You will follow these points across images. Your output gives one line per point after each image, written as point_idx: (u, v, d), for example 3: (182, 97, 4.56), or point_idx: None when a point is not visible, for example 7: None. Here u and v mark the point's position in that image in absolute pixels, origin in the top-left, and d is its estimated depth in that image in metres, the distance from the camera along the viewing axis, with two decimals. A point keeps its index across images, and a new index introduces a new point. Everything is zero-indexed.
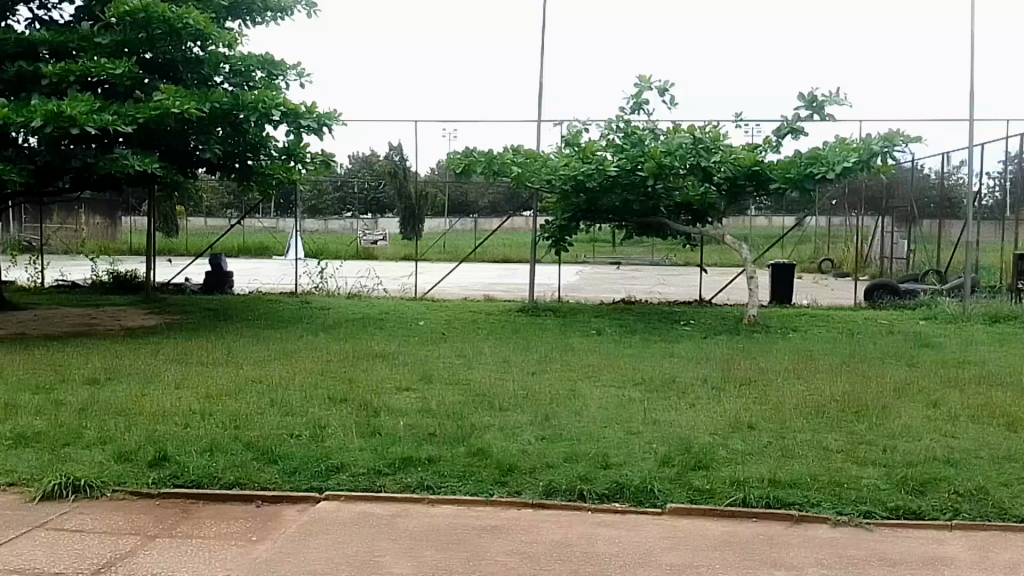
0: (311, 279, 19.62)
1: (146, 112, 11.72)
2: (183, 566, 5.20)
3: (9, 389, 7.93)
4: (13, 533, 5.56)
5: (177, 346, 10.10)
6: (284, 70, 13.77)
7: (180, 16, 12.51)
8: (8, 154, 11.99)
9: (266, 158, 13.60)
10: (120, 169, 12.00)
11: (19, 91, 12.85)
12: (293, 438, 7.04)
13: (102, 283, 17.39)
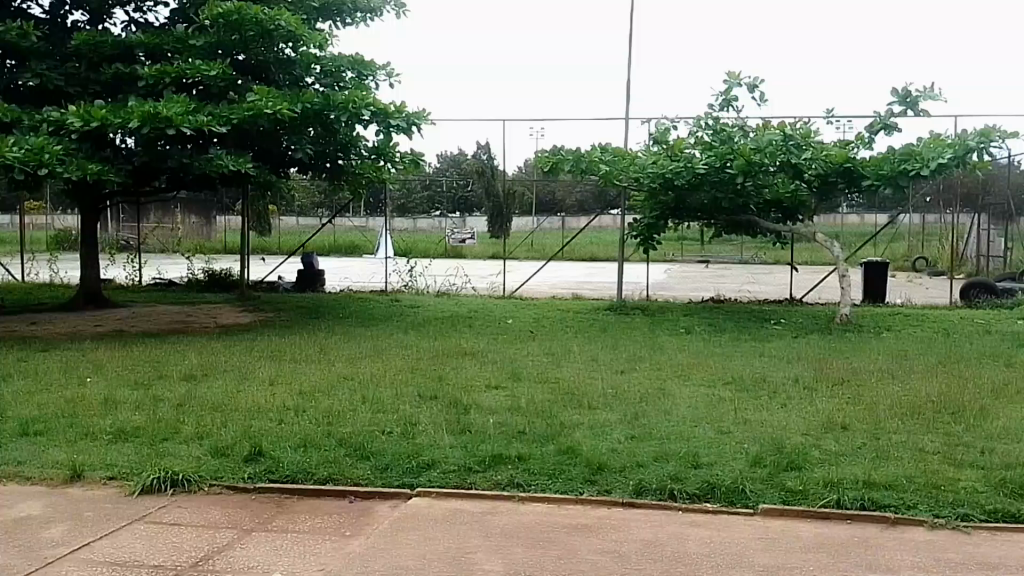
0: (402, 277, 20.01)
1: (240, 112, 12.01)
2: (279, 561, 5.23)
3: (110, 385, 8.17)
4: (114, 525, 5.62)
5: (268, 344, 10.31)
6: (374, 70, 13.91)
7: (272, 17, 12.77)
8: (106, 154, 12.31)
9: (356, 157, 13.97)
10: (215, 170, 12.34)
11: (116, 93, 13.24)
12: (385, 435, 7.10)
13: (196, 281, 17.76)
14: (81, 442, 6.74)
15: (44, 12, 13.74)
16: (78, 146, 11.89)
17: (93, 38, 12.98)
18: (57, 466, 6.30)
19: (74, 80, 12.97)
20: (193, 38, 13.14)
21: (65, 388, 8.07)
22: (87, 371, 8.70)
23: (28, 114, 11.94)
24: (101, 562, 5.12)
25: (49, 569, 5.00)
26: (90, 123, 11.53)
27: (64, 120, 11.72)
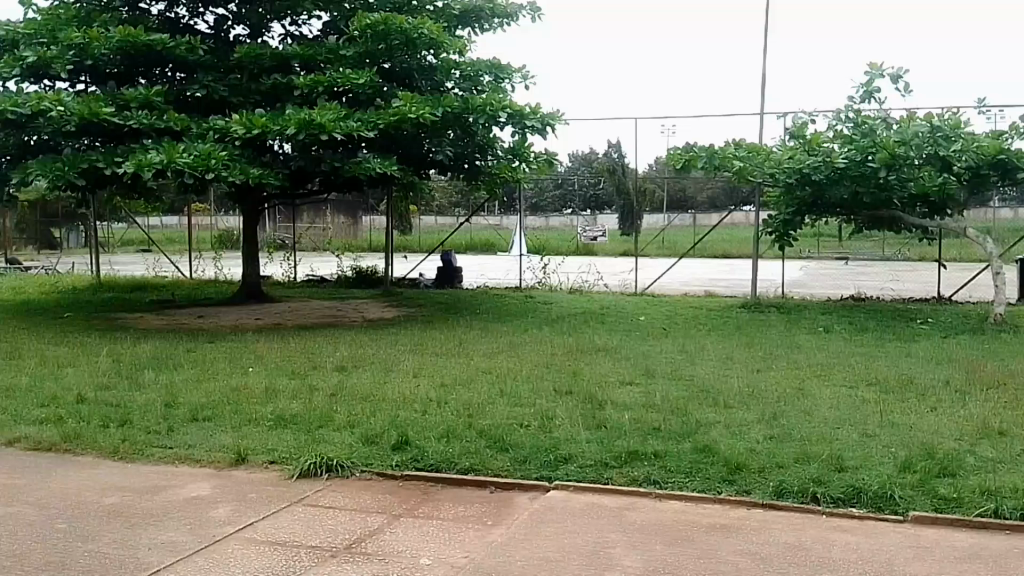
0: (535, 274, 20.48)
1: (385, 117, 12.62)
2: (425, 546, 5.39)
3: (269, 375, 8.73)
4: (276, 506, 5.95)
5: (411, 337, 10.73)
6: (510, 74, 14.84)
7: (416, 26, 13.54)
8: (267, 160, 13.15)
9: (493, 158, 14.77)
10: (364, 173, 12.94)
11: (274, 102, 14.03)
12: (522, 428, 7.28)
13: (347, 277, 18.81)
14: (244, 428, 7.20)
15: (210, 28, 14.80)
16: (241, 152, 12.69)
17: (253, 50, 13.74)
18: (223, 449, 6.75)
19: (237, 90, 13.83)
20: (343, 49, 14.00)
21: (229, 376, 8.66)
22: (250, 361, 9.32)
23: (195, 122, 12.80)
24: (262, 541, 5.44)
25: (218, 546, 5.35)
26: (251, 131, 12.36)
27: (228, 128, 12.57)
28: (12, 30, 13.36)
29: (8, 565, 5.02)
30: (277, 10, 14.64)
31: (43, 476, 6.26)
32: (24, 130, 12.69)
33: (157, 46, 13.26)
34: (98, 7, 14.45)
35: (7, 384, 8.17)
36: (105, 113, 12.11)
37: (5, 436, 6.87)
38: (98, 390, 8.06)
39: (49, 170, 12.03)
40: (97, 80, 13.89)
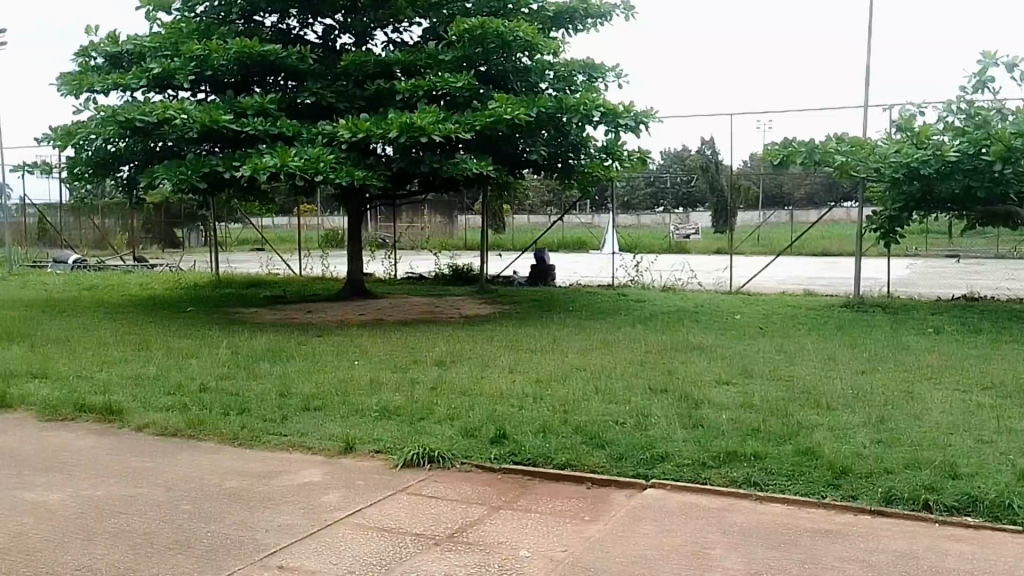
0: (627, 271, 20.45)
1: (482, 119, 12.92)
2: (524, 538, 5.52)
3: (373, 368, 9.08)
4: (381, 494, 6.20)
5: (508, 334, 10.91)
6: (604, 72, 15.08)
7: (513, 29, 13.82)
8: (369, 162, 13.62)
9: (586, 156, 14.96)
10: (460, 173, 13.30)
11: (377, 107, 14.55)
12: (619, 425, 7.33)
13: (443, 275, 19.26)
14: (351, 417, 7.52)
15: (318, 38, 15.45)
16: (347, 156, 13.21)
17: (360, 58, 14.40)
18: (332, 438, 7.07)
19: (343, 96, 14.36)
20: (442, 53, 14.38)
21: (335, 368, 9.04)
22: (354, 355, 9.69)
23: (305, 127, 13.37)
24: (370, 528, 5.68)
25: (327, 531, 5.63)
26: (356, 134, 12.88)
27: (335, 132, 13.11)
28: (140, 44, 14.30)
29: (140, 542, 5.44)
30: (381, 19, 15.28)
31: (171, 459, 6.73)
32: (151, 138, 13.54)
33: (271, 56, 13.91)
34: (217, 21, 15.32)
35: (139, 372, 8.80)
36: (224, 120, 12.84)
37: (138, 421, 7.40)
38: (218, 379, 8.57)
39: (173, 174, 12.81)
40: (216, 89, 14.69)
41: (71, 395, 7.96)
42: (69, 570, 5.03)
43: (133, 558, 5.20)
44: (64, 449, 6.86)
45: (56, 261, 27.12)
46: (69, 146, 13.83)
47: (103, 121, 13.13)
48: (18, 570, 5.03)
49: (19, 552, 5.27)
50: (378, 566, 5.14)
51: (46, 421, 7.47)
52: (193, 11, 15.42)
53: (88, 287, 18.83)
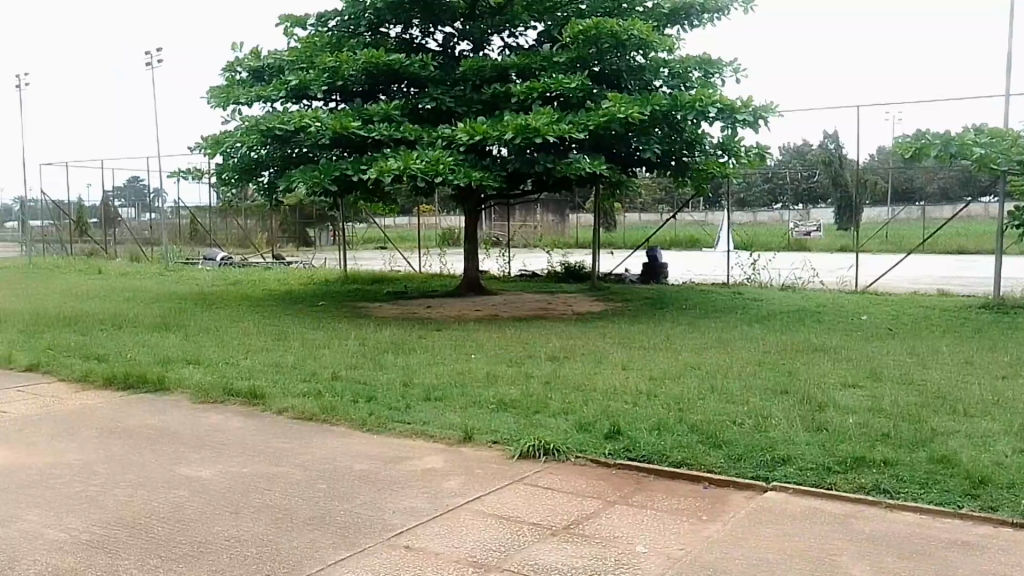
0: (744, 269, 19.96)
1: (596, 119, 13.02)
2: (641, 534, 5.59)
3: (490, 361, 9.39)
4: (499, 484, 6.47)
5: (621, 331, 10.96)
6: (720, 68, 14.86)
7: (627, 28, 13.82)
8: (486, 163, 13.92)
9: (701, 153, 14.71)
10: (574, 173, 13.43)
11: (493, 110, 14.95)
12: (736, 426, 7.24)
13: (557, 272, 19.53)
14: (470, 408, 7.83)
15: (439, 46, 16.02)
16: (465, 157, 13.67)
17: (476, 63, 14.73)
18: (453, 428, 7.42)
19: (462, 101, 14.83)
20: (557, 56, 14.60)
21: (455, 361, 9.42)
22: (472, 348, 10.05)
23: (426, 131, 13.95)
24: (489, 514, 5.94)
25: (450, 515, 5.93)
26: (475, 137, 13.29)
27: (454, 135, 13.58)
28: (279, 58, 15.34)
29: (282, 517, 5.93)
30: (497, 25, 15.67)
31: (307, 442, 7.28)
32: (288, 145, 14.53)
33: (395, 65, 14.55)
34: (347, 34, 16.22)
35: (279, 361, 9.53)
36: (353, 127, 13.58)
37: (278, 405, 8.02)
38: (348, 368, 9.15)
39: (308, 177, 13.69)
40: (346, 98, 15.55)
41: (221, 380, 8.73)
42: (221, 540, 5.57)
43: (275, 532, 5.69)
44: (215, 429, 7.56)
45: (208, 259, 29.57)
46: (217, 153, 15.08)
47: (247, 130, 14.25)
48: (178, 538, 5.62)
49: (179, 521, 5.88)
50: (497, 552, 5.36)
51: (199, 402, 8.24)
52: (325, 25, 16.31)
53: (233, 282, 20.38)
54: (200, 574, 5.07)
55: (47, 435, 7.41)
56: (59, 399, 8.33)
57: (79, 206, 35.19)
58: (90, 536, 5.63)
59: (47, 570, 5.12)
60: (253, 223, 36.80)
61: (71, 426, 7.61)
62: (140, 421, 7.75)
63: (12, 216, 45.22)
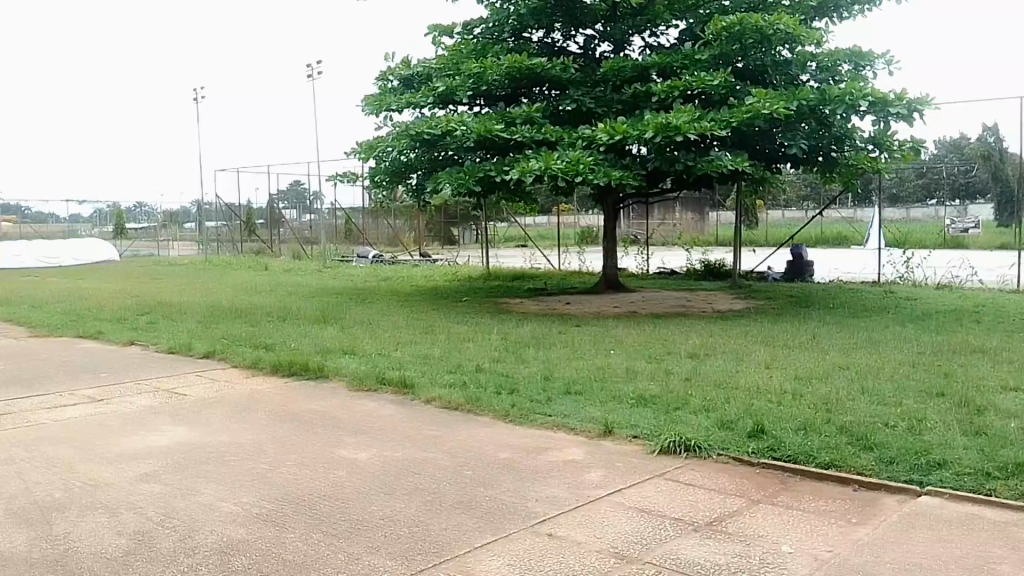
0: (895, 268, 19.08)
1: (739, 115, 13.13)
2: (786, 534, 5.55)
3: (629, 357, 9.53)
4: (640, 477, 6.58)
5: (764, 329, 10.82)
6: (871, 60, 14.78)
7: (773, 23, 13.86)
8: (627, 162, 14.27)
9: (850, 148, 14.67)
10: (715, 170, 13.62)
11: (634, 109, 15.14)
12: (888, 428, 7.06)
13: (695, 271, 19.48)
14: (610, 403, 8.00)
15: (580, 48, 16.43)
16: (604, 156, 13.94)
17: (617, 64, 15.03)
18: (593, 421, 7.60)
19: (602, 102, 15.12)
20: (698, 53, 14.72)
21: (594, 356, 9.62)
22: (611, 344, 10.22)
23: (567, 132, 14.20)
24: (631, 507, 6.06)
25: (591, 506, 6.09)
26: (614, 137, 13.50)
27: (594, 135, 13.79)
28: (428, 66, 16.07)
29: (432, 500, 6.29)
30: (639, 25, 15.98)
31: (453, 431, 7.65)
32: (434, 148, 15.21)
33: (537, 69, 15.01)
34: (491, 40, 16.84)
35: (427, 352, 10.04)
36: (497, 130, 14.01)
37: (426, 395, 8.47)
38: (491, 361, 9.54)
39: (454, 179, 14.29)
40: (490, 102, 16.07)
41: (374, 369, 9.31)
42: (375, 518, 5.97)
43: (425, 514, 6.03)
44: (369, 415, 8.08)
45: (360, 257, 31.35)
46: (370, 158, 15.96)
47: (398, 135, 15.09)
48: (336, 515, 6.07)
49: (337, 499, 6.34)
50: (638, 544, 5.47)
51: (354, 390, 8.82)
52: (471, 33, 17.08)
53: (385, 278, 21.51)
54: (359, 550, 5.47)
55: (220, 416, 8.16)
56: (229, 384, 9.13)
57: (249, 210, 38.91)
58: (260, 509, 6.17)
59: (223, 539, 5.66)
60: (402, 223, 38.48)
61: (241, 409, 8.34)
62: (301, 405, 8.39)
63: (193, 218, 49.94)
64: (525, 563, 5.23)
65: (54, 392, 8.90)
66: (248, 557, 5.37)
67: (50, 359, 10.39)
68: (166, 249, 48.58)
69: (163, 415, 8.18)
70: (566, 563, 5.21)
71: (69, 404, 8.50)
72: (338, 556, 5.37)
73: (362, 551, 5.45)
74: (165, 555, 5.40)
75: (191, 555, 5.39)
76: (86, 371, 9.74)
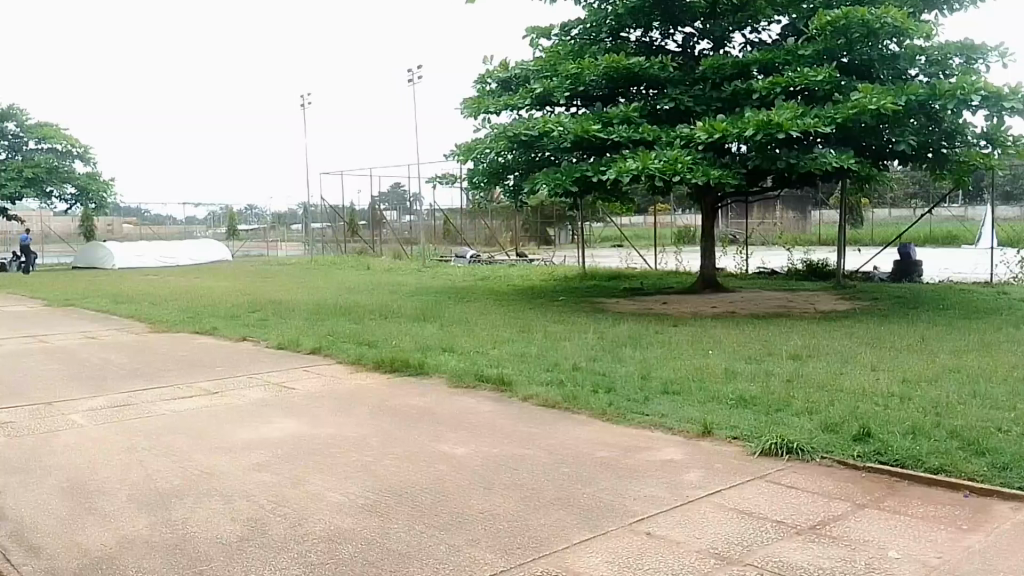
0: (1012, 269, 18.31)
1: (845, 111, 13.09)
2: (894, 539, 5.44)
3: (729, 358, 9.54)
4: (740, 479, 6.55)
5: (868, 331, 10.61)
6: (985, 53, 14.52)
7: (880, 17, 13.93)
8: (727, 161, 14.46)
9: (962, 143, 14.59)
10: (820, 167, 13.65)
11: (733, 106, 15.36)
12: (1003, 433, 6.82)
13: (798, 270, 19.77)
14: (710, 403, 8.01)
15: (679, 47, 16.72)
16: (703, 155, 14.07)
17: (717, 62, 15.29)
18: (692, 422, 7.61)
19: (702, 100, 15.32)
20: (802, 49, 14.94)
21: (693, 357, 9.63)
22: (710, 345, 10.23)
23: (664, 131, 14.32)
24: (732, 509, 6.04)
25: (690, 507, 6.10)
26: (714, 135, 13.61)
27: (693, 134, 13.95)
28: (525, 68, 16.46)
29: (532, 496, 6.41)
30: (739, 21, 16.09)
31: (550, 429, 7.78)
32: (532, 149, 15.58)
33: (635, 68, 15.27)
34: (588, 41, 17.20)
35: (525, 351, 10.23)
36: (593, 130, 14.18)
37: (523, 393, 8.65)
38: (588, 360, 9.69)
39: (551, 180, 14.51)
40: (587, 102, 16.40)
41: (472, 367, 9.55)
42: (476, 512, 6.13)
43: (524, 509, 6.16)
44: (468, 412, 8.29)
45: (458, 257, 32.26)
46: (470, 159, 16.48)
47: (497, 137, 15.56)
48: (437, 508, 6.25)
49: (439, 492, 6.54)
50: (740, 546, 5.44)
51: (453, 387, 9.06)
52: (569, 34, 17.48)
53: (484, 278, 22.05)
54: (461, 542, 5.63)
55: (324, 409, 8.50)
56: (331, 379, 9.51)
57: (353, 210, 40.24)
58: (365, 500, 6.40)
59: (330, 527, 5.90)
60: (499, 223, 39.00)
61: (344, 403, 8.67)
62: (401, 401, 8.67)
63: (300, 219, 52.19)
64: (625, 561, 5.28)
65: (171, 385, 9.46)
66: (353, 546, 5.59)
67: (169, 353, 11.06)
68: (275, 249, 51.16)
69: (271, 408, 8.58)
70: (666, 562, 5.22)
71: (183, 396, 9.02)
72: (440, 547, 5.54)
73: (464, 544, 5.60)
74: (277, 541, 5.67)
75: (301, 543, 5.64)
76: (202, 365, 10.34)
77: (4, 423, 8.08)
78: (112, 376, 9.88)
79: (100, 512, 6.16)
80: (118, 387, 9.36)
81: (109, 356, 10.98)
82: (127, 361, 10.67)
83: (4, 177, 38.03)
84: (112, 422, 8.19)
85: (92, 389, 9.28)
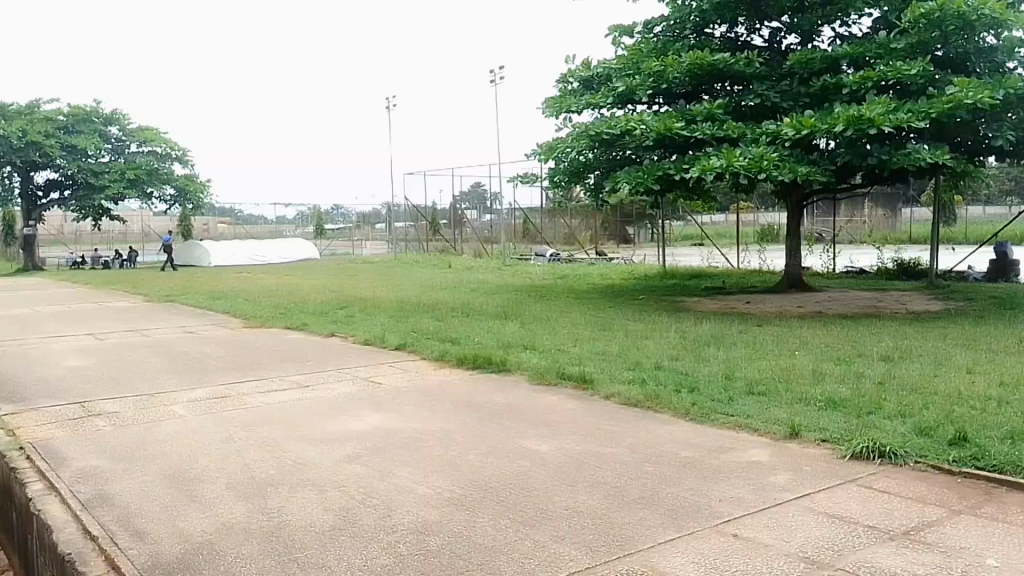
0: None
1: (940, 105, 12.70)
2: (992, 547, 5.28)
3: (817, 359, 9.39)
4: (830, 483, 6.46)
5: (964, 333, 10.27)
6: None
7: (977, 8, 13.54)
8: (814, 157, 14.19)
9: None
10: (912, 163, 13.28)
11: (822, 102, 15.08)
12: None
13: (888, 270, 19.24)
14: (799, 406, 7.93)
15: (765, 42, 16.49)
16: (790, 152, 13.85)
17: (805, 57, 15.04)
18: (779, 424, 7.54)
19: (788, 96, 15.09)
20: (894, 42, 14.50)
21: (779, 357, 9.51)
22: (798, 346, 10.09)
23: (750, 128, 14.14)
24: (820, 512, 5.97)
25: (779, 509, 6.05)
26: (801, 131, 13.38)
27: (779, 131, 13.75)
28: (608, 66, 16.47)
29: (617, 494, 6.43)
30: (829, 14, 15.79)
31: (634, 428, 7.79)
32: (613, 147, 15.58)
33: (720, 65, 15.14)
34: (671, 38, 17.15)
35: (609, 350, 10.26)
36: (676, 127, 14.09)
37: (606, 391, 8.68)
38: (671, 359, 9.67)
39: (633, 178, 14.47)
40: (669, 100, 16.35)
41: (555, 366, 9.62)
42: (561, 509, 6.18)
43: (610, 507, 6.19)
44: (552, 410, 8.35)
45: (539, 257, 32.39)
46: (551, 158, 16.56)
47: (578, 136, 15.60)
48: (522, 503, 6.33)
49: (523, 488, 6.61)
50: (830, 550, 5.37)
51: (534, 385, 9.15)
52: (652, 32, 17.43)
53: (566, 276, 22.11)
54: (546, 538, 5.69)
55: (408, 405, 8.68)
56: (414, 376, 9.70)
57: (434, 211, 40.94)
58: (451, 494, 6.52)
59: (417, 520, 6.03)
60: (579, 223, 38.93)
61: (427, 399, 8.84)
62: (484, 399, 8.79)
63: (381, 219, 53.07)
64: (713, 562, 5.26)
65: (260, 378, 9.80)
66: (440, 539, 5.70)
67: (260, 348, 11.46)
68: (357, 248, 52.25)
69: (357, 402, 8.80)
70: (754, 564, 5.20)
71: (272, 390, 9.33)
72: (527, 543, 5.62)
73: (550, 540, 5.66)
74: (367, 532, 5.82)
75: (390, 534, 5.79)
76: (292, 359, 10.66)
77: (109, 412, 8.50)
78: (208, 368, 10.30)
79: (200, 499, 6.42)
80: (210, 380, 9.75)
81: (206, 349, 11.44)
82: (222, 354, 11.11)
83: (107, 179, 39.69)
84: (206, 412, 8.53)
85: (186, 381, 9.68)
